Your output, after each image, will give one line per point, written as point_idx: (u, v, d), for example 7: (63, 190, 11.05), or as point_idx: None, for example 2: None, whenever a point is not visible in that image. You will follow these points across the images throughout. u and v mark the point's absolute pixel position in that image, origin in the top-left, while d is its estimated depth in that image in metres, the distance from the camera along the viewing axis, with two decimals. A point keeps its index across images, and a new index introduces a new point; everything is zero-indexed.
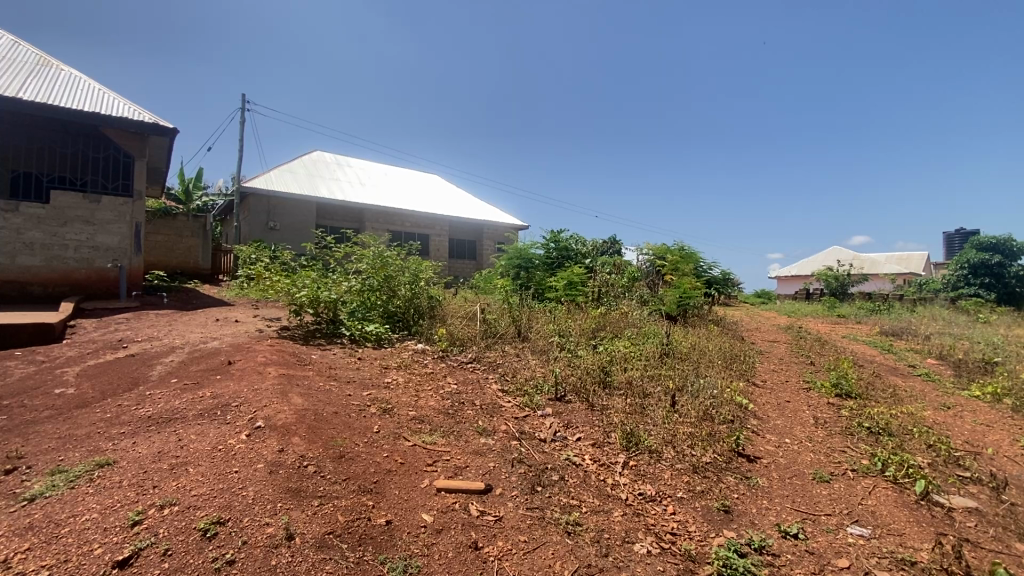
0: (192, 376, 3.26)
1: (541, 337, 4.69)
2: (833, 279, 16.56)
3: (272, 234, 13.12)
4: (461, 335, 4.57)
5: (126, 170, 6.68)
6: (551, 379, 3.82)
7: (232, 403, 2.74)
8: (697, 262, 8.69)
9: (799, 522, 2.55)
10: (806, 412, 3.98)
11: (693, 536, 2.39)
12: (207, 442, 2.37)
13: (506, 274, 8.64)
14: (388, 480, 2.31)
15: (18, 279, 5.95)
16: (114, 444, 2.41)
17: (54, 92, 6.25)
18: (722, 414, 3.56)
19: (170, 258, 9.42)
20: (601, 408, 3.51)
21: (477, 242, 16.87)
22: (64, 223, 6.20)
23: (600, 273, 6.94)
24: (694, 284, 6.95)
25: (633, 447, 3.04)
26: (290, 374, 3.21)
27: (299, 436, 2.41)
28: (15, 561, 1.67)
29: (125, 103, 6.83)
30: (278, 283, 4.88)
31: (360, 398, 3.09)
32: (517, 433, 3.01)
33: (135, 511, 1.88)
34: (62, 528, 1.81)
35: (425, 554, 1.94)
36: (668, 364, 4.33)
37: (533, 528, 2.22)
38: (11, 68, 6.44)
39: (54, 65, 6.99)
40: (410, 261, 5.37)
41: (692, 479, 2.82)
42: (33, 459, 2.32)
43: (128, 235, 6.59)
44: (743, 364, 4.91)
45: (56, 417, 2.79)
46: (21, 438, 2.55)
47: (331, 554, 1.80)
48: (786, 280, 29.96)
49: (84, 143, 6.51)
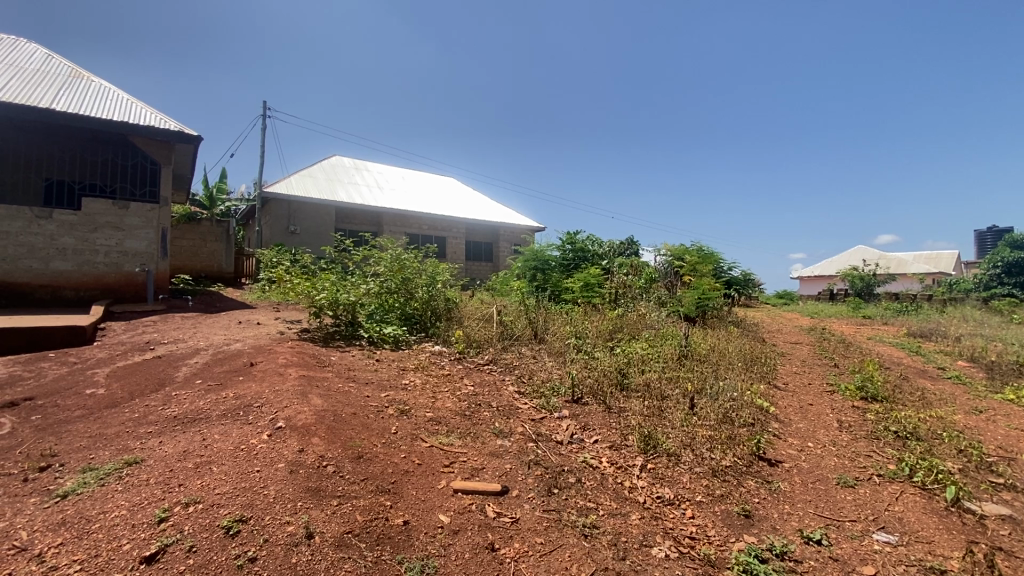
0: (216, 377, 3.34)
1: (558, 339, 4.69)
2: (858, 279, 16.13)
3: (293, 237, 13.36)
4: (478, 337, 4.60)
5: (152, 177, 6.89)
6: (568, 381, 3.80)
7: (254, 404, 2.80)
8: (716, 263, 8.62)
9: (823, 528, 2.50)
10: (829, 416, 3.89)
11: (712, 541, 2.36)
12: (230, 441, 2.42)
13: (522, 275, 8.60)
14: (406, 481, 2.33)
15: (52, 283, 6.18)
16: (142, 444, 2.49)
17: (84, 102, 6.49)
18: (742, 417, 3.50)
19: (194, 262, 9.66)
20: (618, 410, 3.48)
21: (494, 244, 16.90)
22: (94, 229, 6.40)
23: (617, 274, 6.91)
24: (714, 285, 6.84)
25: (650, 449, 3.01)
26: (310, 375, 3.27)
27: (318, 437, 2.44)
28: (49, 555, 1.74)
29: (152, 112, 7.04)
30: (298, 285, 4.91)
31: (378, 399, 3.14)
32: (534, 434, 3.02)
33: (162, 508, 1.93)
34: (93, 524, 1.88)
35: (442, 555, 1.95)
36: (687, 366, 4.28)
37: (550, 530, 2.22)
38: (45, 80, 6.70)
39: (84, 76, 7.26)
40: (427, 264, 5.45)
41: (712, 483, 2.78)
42: (65, 458, 2.41)
43: (154, 239, 6.77)
44: (764, 365, 4.83)
45: (87, 417, 2.89)
46: (54, 437, 2.65)
47: (349, 553, 1.83)
48: (811, 280, 29.21)
49: (112, 151, 6.72)
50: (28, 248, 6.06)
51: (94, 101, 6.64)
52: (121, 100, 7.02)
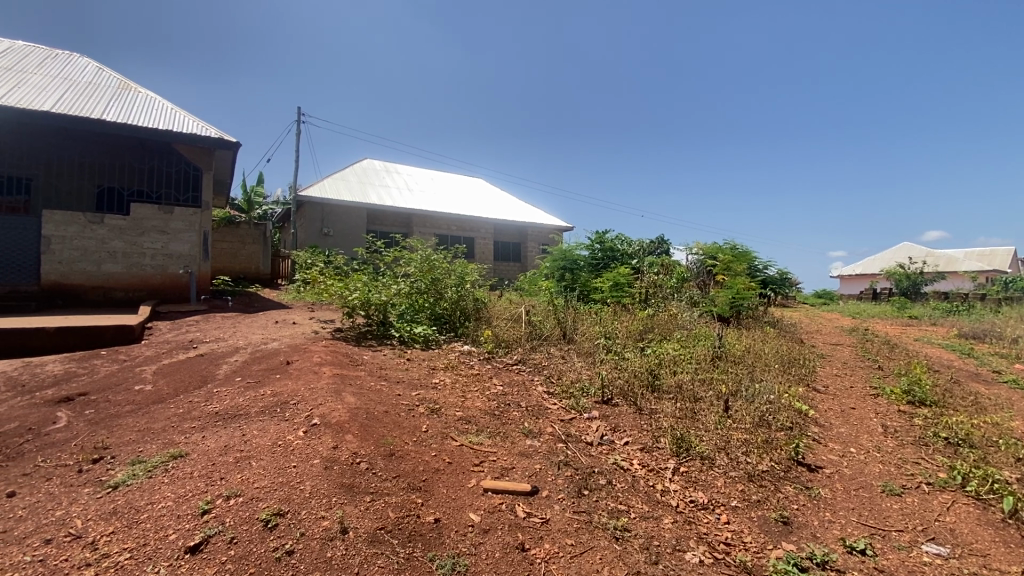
0: (254, 374, 3.45)
1: (587, 339, 4.65)
2: (904, 278, 15.42)
3: (327, 240, 13.72)
4: (507, 337, 4.61)
5: (195, 182, 7.20)
6: (597, 382, 3.76)
7: (290, 401, 2.88)
8: (751, 262, 8.38)
9: (867, 538, 2.40)
10: (873, 421, 3.73)
11: (749, 547, 2.29)
12: (268, 437, 2.50)
13: (551, 275, 8.56)
14: (437, 479, 2.35)
15: (103, 285, 6.51)
16: (186, 438, 2.59)
17: (132, 112, 6.83)
18: (780, 420, 3.39)
19: (234, 264, 10.02)
20: (650, 412, 3.42)
21: (522, 244, 16.90)
22: (142, 232, 6.72)
23: (647, 274, 6.81)
24: (749, 284, 6.64)
25: (683, 452, 2.94)
26: (343, 374, 3.34)
27: (352, 434, 2.49)
28: (101, 543, 1.84)
29: (194, 120, 7.34)
30: (332, 285, 5.03)
31: (408, 398, 3.18)
32: (564, 435, 3.00)
33: (205, 500, 2.01)
34: (141, 514, 1.97)
35: (473, 553, 1.96)
36: (720, 368, 4.18)
37: (580, 532, 2.20)
38: (97, 92, 7.08)
39: (133, 87, 7.64)
40: (455, 264, 5.49)
41: (747, 488, 2.70)
42: (116, 450, 2.54)
43: (196, 242, 7.05)
44: (803, 367, 4.66)
45: (136, 412, 3.03)
46: (107, 430, 2.80)
47: (382, 549, 1.86)
48: (852, 279, 28.07)
49: (158, 158, 7.05)
50: (82, 251, 6.41)
51: (142, 111, 6.96)
52: (166, 109, 7.34)
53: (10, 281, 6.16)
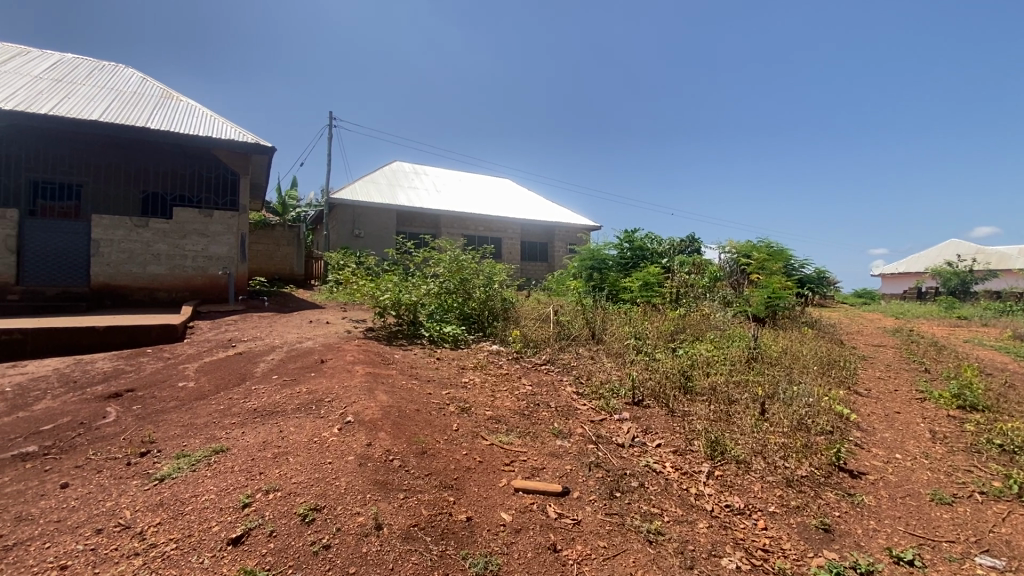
0: (290, 372, 3.55)
1: (617, 340, 4.59)
2: (952, 276, 14.67)
3: (358, 241, 13.99)
4: (535, 337, 4.60)
5: (233, 187, 7.47)
6: (628, 383, 3.71)
7: (325, 399, 2.95)
8: (787, 261, 8.13)
9: (915, 548, 2.29)
10: (920, 426, 3.55)
11: (788, 555, 2.22)
12: (304, 434, 2.56)
13: (579, 275, 8.50)
14: (468, 477, 2.36)
15: (148, 286, 6.81)
16: (226, 434, 2.68)
17: (175, 120, 7.12)
18: (820, 424, 3.28)
19: (269, 265, 10.33)
20: (682, 414, 3.36)
21: (549, 244, 16.85)
22: (184, 235, 6.98)
23: (678, 273, 6.69)
24: (786, 283, 6.44)
25: (718, 456, 2.88)
26: (376, 372, 3.39)
27: (385, 431, 2.53)
28: (150, 533, 1.92)
29: (232, 126, 7.61)
30: (363, 286, 5.12)
31: (439, 397, 3.21)
32: (594, 436, 2.97)
33: (246, 494, 2.07)
34: (186, 506, 2.05)
35: (505, 552, 1.96)
36: (756, 369, 4.06)
37: (613, 534, 2.18)
38: (141, 102, 7.40)
39: (174, 96, 7.96)
40: (484, 264, 5.52)
41: (786, 493, 2.62)
42: (162, 444, 2.65)
43: (234, 244, 7.29)
44: (843, 370, 4.49)
45: (179, 407, 3.16)
46: (152, 425, 2.92)
47: (416, 546, 1.88)
48: (894, 278, 26.91)
49: (199, 164, 7.33)
50: (129, 254, 6.72)
51: (183, 119, 7.25)
52: (205, 117, 7.62)
53: (63, 283, 6.51)
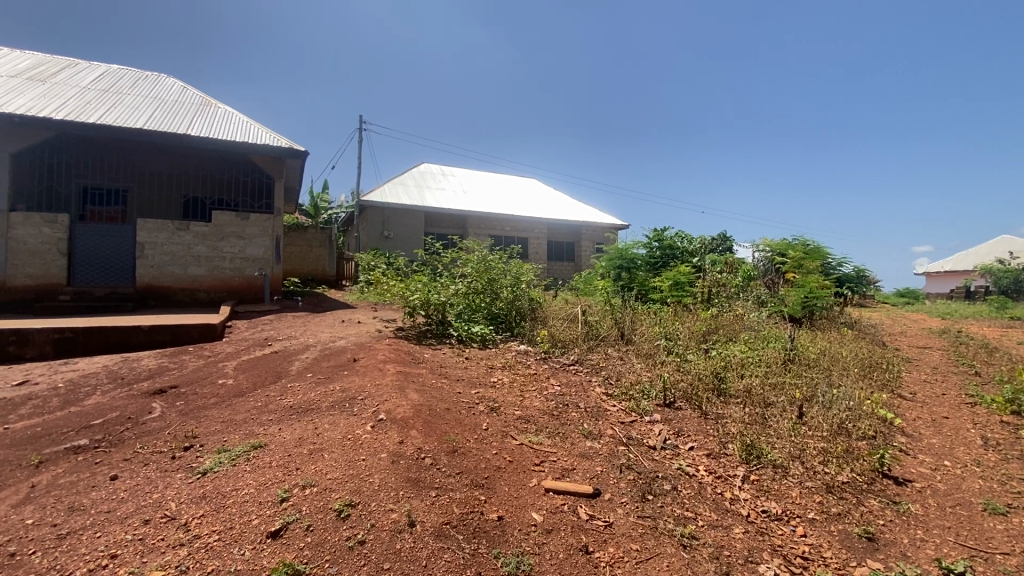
0: (324, 371, 3.63)
1: (647, 340, 4.52)
2: (1005, 276, 13.89)
3: (387, 242, 14.22)
4: (563, 337, 4.57)
5: (268, 191, 7.69)
6: (659, 384, 3.65)
7: (358, 397, 3.00)
8: (825, 259, 7.85)
9: (967, 560, 2.18)
10: (970, 432, 3.38)
11: (829, 563, 2.15)
12: (338, 431, 2.61)
13: (607, 275, 8.42)
14: (499, 477, 2.37)
15: (189, 286, 7.08)
16: (264, 430, 2.76)
17: (213, 127, 7.38)
18: (861, 429, 3.15)
19: (302, 267, 10.60)
20: (716, 416, 3.28)
21: (576, 244, 16.75)
22: (222, 238, 7.23)
23: (709, 273, 6.55)
24: (823, 282, 6.22)
25: (753, 460, 2.80)
26: (406, 371, 3.44)
27: (416, 429, 2.56)
28: (194, 525, 1.99)
29: (267, 132, 7.84)
30: (393, 287, 5.20)
31: (469, 396, 3.23)
32: (625, 438, 2.93)
33: (284, 489, 2.13)
34: (228, 500, 2.12)
35: (537, 553, 1.96)
36: (793, 371, 3.94)
37: (646, 537, 2.14)
38: (182, 110, 7.71)
39: (213, 104, 8.26)
40: (511, 264, 5.53)
41: (826, 499, 2.53)
42: (204, 439, 2.75)
43: (269, 246, 7.50)
44: (886, 372, 4.30)
45: (219, 404, 3.27)
46: (195, 420, 3.04)
47: (448, 544, 1.89)
48: (940, 277, 25.68)
49: (236, 169, 7.58)
50: (171, 256, 6.99)
51: (221, 126, 7.51)
52: (242, 123, 7.88)
53: (111, 284, 6.84)
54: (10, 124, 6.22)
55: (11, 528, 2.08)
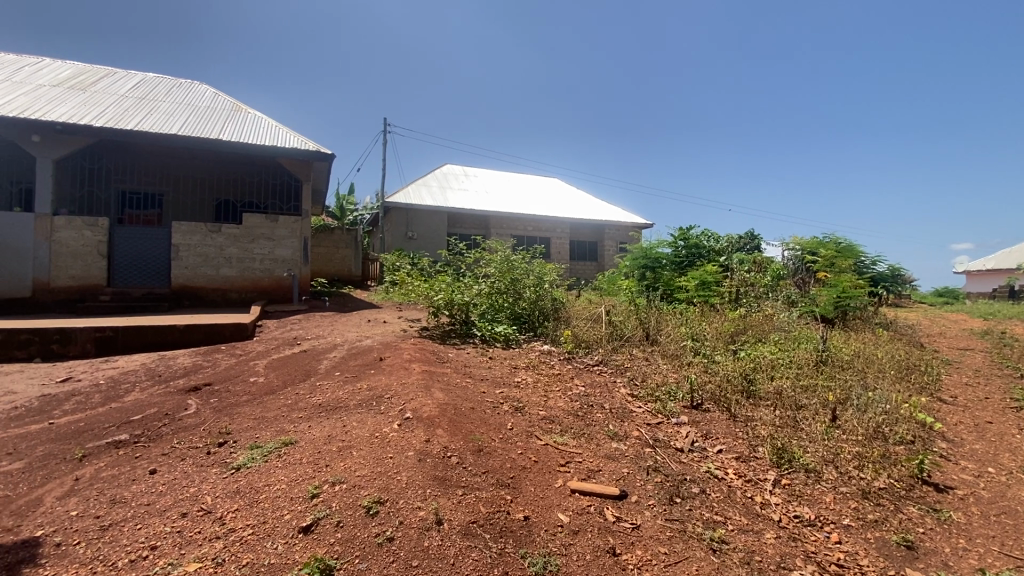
0: (351, 369, 3.70)
1: (673, 341, 4.46)
2: None
3: (411, 243, 14.38)
4: (587, 337, 4.54)
5: (297, 193, 7.86)
6: (686, 386, 3.59)
7: (384, 395, 3.04)
8: (858, 258, 7.61)
9: (1013, 572, 2.09)
10: (1017, 439, 3.23)
11: (866, 572, 2.08)
12: (366, 429, 2.65)
13: (631, 274, 8.34)
14: (524, 477, 2.37)
15: (222, 287, 7.29)
16: (294, 427, 2.82)
17: (244, 132, 7.58)
18: (899, 433, 3.05)
19: (328, 267, 10.81)
20: (745, 419, 3.22)
21: (599, 243, 16.64)
22: (253, 240, 7.42)
23: (737, 273, 6.43)
24: (857, 282, 6.03)
25: (785, 464, 2.74)
26: (431, 370, 3.47)
27: (442, 428, 2.59)
28: (228, 518, 2.05)
29: (295, 136, 8.00)
30: (418, 287, 5.24)
31: (493, 396, 3.23)
32: (651, 440, 2.90)
33: (314, 485, 2.18)
34: (260, 495, 2.17)
35: (564, 554, 1.95)
36: (825, 373, 3.83)
37: (674, 540, 2.12)
38: (214, 115, 7.94)
39: (244, 109, 8.48)
40: (534, 264, 5.52)
41: (861, 505, 2.46)
42: (237, 435, 2.83)
43: (297, 248, 7.67)
44: (924, 375, 4.15)
45: (251, 401, 3.36)
46: (228, 417, 3.13)
47: (476, 542, 1.90)
48: (981, 275, 24.61)
49: (265, 172, 7.76)
50: (204, 257, 7.21)
51: (251, 130, 7.70)
52: (271, 127, 8.07)
53: (147, 284, 7.09)
54: (54, 132, 6.49)
55: (57, 518, 2.18)
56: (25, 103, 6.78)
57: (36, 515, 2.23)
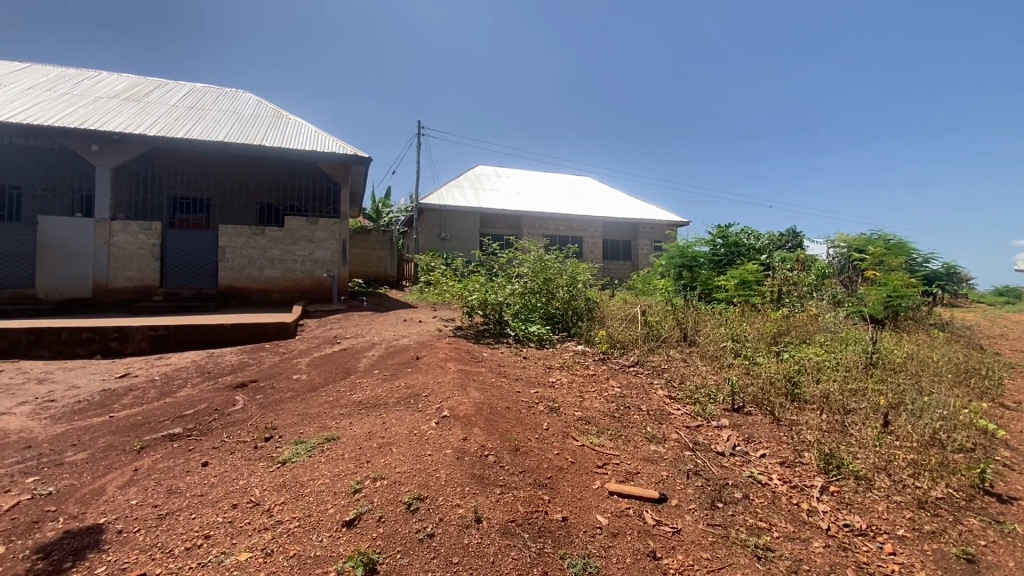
0: (389, 368, 3.77)
1: (712, 342, 4.35)
2: None
3: (444, 244, 14.56)
4: (622, 338, 4.48)
5: (335, 196, 8.06)
6: (726, 388, 3.50)
7: (422, 394, 3.09)
8: (911, 255, 7.22)
9: None
10: None
11: None
12: (405, 426, 2.70)
13: (668, 274, 8.18)
14: (561, 477, 2.36)
15: (265, 287, 7.58)
16: (336, 424, 2.91)
17: (286, 137, 7.83)
18: (958, 441, 2.88)
19: (364, 269, 11.07)
20: (789, 423, 3.11)
21: (632, 242, 16.40)
22: (294, 242, 7.67)
23: (779, 271, 6.21)
24: (909, 280, 5.73)
25: (833, 470, 2.63)
26: (467, 370, 3.50)
27: (479, 427, 2.61)
28: (276, 510, 2.13)
29: (334, 140, 8.21)
30: (452, 287, 5.35)
31: (528, 396, 3.24)
32: (691, 443, 2.84)
33: (356, 480, 2.23)
34: (305, 489, 2.25)
35: (604, 556, 1.94)
36: (876, 377, 3.66)
37: (716, 546, 2.07)
38: (258, 122, 8.24)
39: (285, 116, 8.77)
40: (568, 264, 5.50)
41: (917, 516, 2.34)
42: (282, 430, 2.93)
43: (336, 249, 7.88)
44: (987, 379, 3.90)
45: (295, 398, 3.47)
46: (273, 413, 3.24)
47: (514, 542, 1.91)
48: None
49: (306, 176, 7.99)
50: (249, 259, 7.51)
51: (292, 136, 7.97)
52: (311, 132, 8.32)
53: (196, 285, 7.42)
54: (111, 141, 6.89)
55: (118, 507, 2.31)
56: (85, 115, 7.22)
57: (100, 503, 2.37)
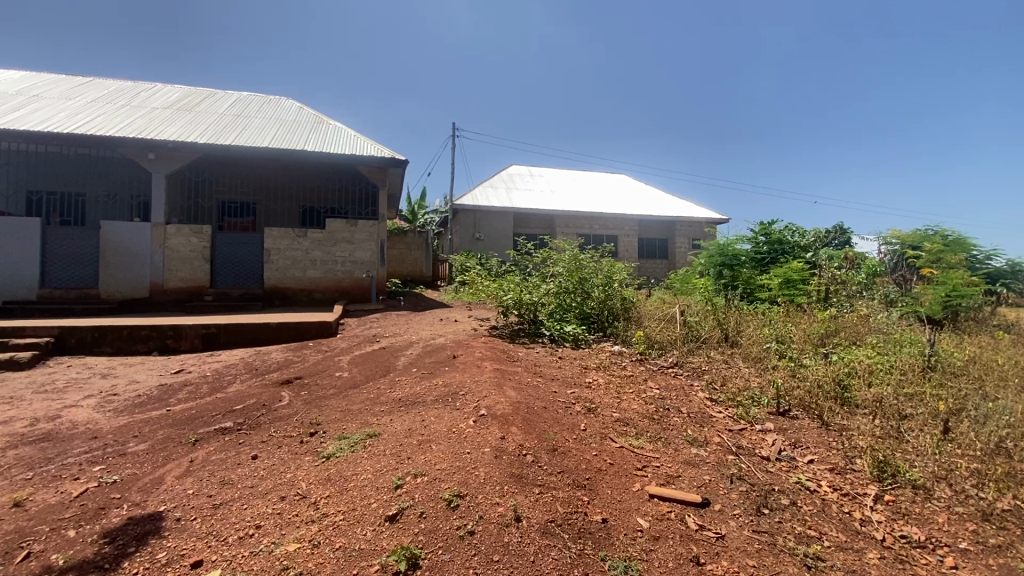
0: (427, 366, 3.83)
1: (755, 343, 4.22)
2: None
3: (478, 244, 14.68)
4: (660, 339, 4.40)
5: (374, 198, 8.25)
6: (771, 391, 3.39)
7: (459, 393, 3.13)
8: (971, 252, 6.78)
9: None
10: None
11: None
12: (443, 424, 2.75)
13: (707, 272, 7.97)
14: (600, 479, 2.35)
15: (307, 287, 7.84)
16: (377, 420, 2.98)
17: (326, 142, 8.07)
18: None
19: (401, 269, 11.29)
20: (839, 428, 2.98)
21: (668, 241, 16.08)
22: (334, 243, 7.90)
23: (826, 270, 5.96)
24: (970, 279, 5.39)
25: (887, 479, 2.51)
26: (503, 369, 3.52)
27: (517, 426, 2.62)
28: (322, 503, 2.20)
29: (372, 144, 8.41)
30: (487, 287, 5.37)
31: (565, 396, 3.23)
32: (734, 447, 2.76)
33: (397, 476, 2.28)
34: (348, 483, 2.31)
35: (645, 559, 1.91)
36: (934, 381, 3.46)
37: (763, 554, 2.01)
38: (300, 128, 8.53)
39: (325, 121, 9.05)
40: (603, 263, 5.43)
41: (982, 528, 2.21)
42: (326, 426, 3.03)
43: (374, 250, 8.07)
44: None
45: (337, 395, 3.58)
46: (317, 409, 3.35)
47: (555, 542, 1.91)
48: None
49: (345, 180, 8.21)
50: (292, 260, 7.78)
51: (332, 141, 8.19)
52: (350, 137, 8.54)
53: (244, 285, 7.75)
54: (166, 150, 7.28)
55: (176, 496, 2.44)
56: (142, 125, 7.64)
57: (159, 492, 2.51)
